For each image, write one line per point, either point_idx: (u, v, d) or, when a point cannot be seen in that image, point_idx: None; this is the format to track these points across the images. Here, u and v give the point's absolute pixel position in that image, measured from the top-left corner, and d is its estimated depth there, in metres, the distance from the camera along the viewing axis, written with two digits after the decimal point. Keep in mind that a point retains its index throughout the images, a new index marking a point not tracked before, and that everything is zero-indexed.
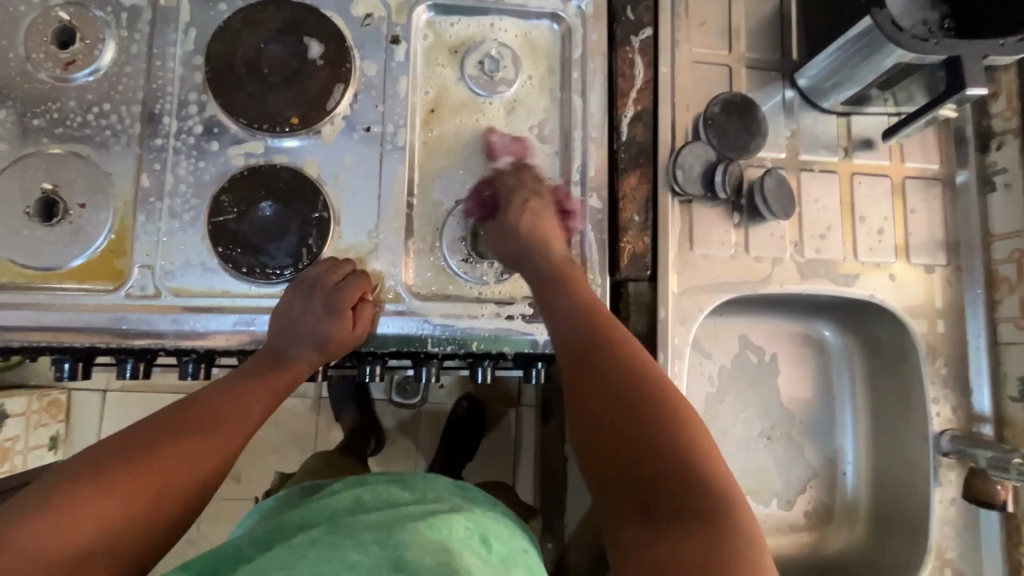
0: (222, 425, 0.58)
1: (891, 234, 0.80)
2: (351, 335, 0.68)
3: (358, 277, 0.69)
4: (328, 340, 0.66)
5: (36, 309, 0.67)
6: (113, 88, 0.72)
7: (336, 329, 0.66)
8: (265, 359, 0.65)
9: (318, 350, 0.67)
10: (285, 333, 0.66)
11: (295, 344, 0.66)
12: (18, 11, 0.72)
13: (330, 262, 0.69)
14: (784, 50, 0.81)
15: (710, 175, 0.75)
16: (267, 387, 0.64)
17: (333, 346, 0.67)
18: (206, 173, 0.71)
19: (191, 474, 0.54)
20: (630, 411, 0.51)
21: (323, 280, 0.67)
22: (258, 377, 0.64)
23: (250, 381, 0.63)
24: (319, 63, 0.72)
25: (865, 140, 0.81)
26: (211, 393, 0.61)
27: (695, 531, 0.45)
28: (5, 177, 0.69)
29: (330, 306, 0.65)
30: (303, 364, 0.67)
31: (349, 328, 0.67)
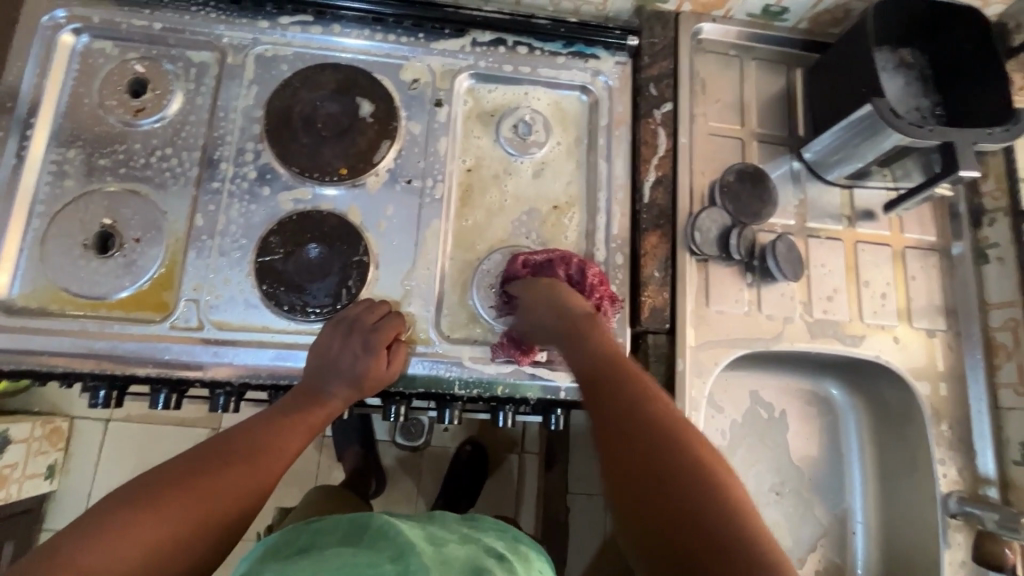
0: (264, 458, 0.61)
1: (893, 298, 0.85)
2: (384, 373, 0.71)
3: (393, 318, 0.72)
4: (365, 378, 0.69)
5: (84, 336, 0.70)
6: (176, 134, 0.78)
7: (373, 368, 0.69)
8: (304, 395, 0.68)
9: (353, 387, 0.69)
10: (324, 370, 0.69)
11: (333, 383, 0.69)
12: (97, 62, 0.79)
13: (367, 303, 0.73)
14: (792, 127, 0.89)
15: (725, 238, 0.80)
16: (305, 422, 0.66)
17: (369, 384, 0.70)
18: (256, 215, 0.76)
19: (232, 504, 0.56)
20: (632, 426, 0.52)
21: (362, 320, 0.71)
22: (295, 412, 0.66)
23: (288, 417, 0.66)
24: (369, 121, 0.79)
25: (868, 211, 0.87)
26: (252, 426, 0.64)
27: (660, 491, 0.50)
28: (68, 211, 0.74)
29: (368, 346, 0.69)
30: (337, 401, 0.69)
31: (384, 367, 0.71)
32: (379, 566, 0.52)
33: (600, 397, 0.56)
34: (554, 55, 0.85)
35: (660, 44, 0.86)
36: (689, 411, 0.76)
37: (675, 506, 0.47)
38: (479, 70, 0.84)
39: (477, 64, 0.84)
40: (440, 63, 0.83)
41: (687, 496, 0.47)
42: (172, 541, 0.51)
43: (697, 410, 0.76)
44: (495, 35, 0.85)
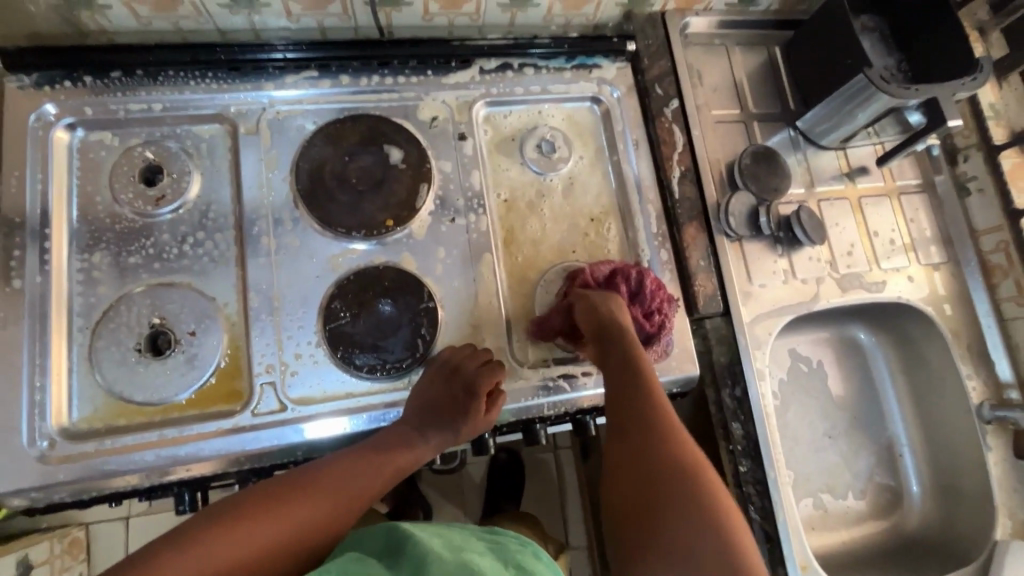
0: (337, 498, 0.61)
1: (899, 241, 0.93)
2: (482, 419, 0.71)
3: (495, 366, 0.73)
4: (464, 423, 0.71)
5: (164, 444, 0.67)
6: (205, 216, 0.75)
7: (475, 414, 0.71)
8: (402, 439, 0.68)
9: (450, 435, 0.70)
10: (425, 418, 0.70)
11: (431, 430, 0.69)
12: (99, 156, 0.74)
13: (472, 349, 0.74)
14: (783, 102, 0.96)
15: (754, 217, 0.85)
16: (390, 463, 0.66)
17: (466, 432, 0.71)
18: (310, 284, 0.74)
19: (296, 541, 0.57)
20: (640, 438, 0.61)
21: (466, 366, 0.72)
22: (385, 452, 0.67)
23: (375, 455, 0.66)
24: (401, 166, 0.78)
25: (863, 167, 0.95)
26: (345, 461, 0.64)
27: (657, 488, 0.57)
28: (111, 319, 0.70)
29: (471, 389, 0.70)
30: (431, 450, 0.69)
31: (483, 414, 0.71)
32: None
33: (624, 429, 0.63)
34: (559, 71, 0.88)
35: (655, 45, 0.90)
36: (758, 383, 0.81)
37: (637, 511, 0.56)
38: (492, 97, 0.85)
39: (489, 91, 0.85)
40: (454, 97, 0.84)
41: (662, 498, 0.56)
42: (234, 562, 0.52)
43: (764, 380, 0.82)
44: (500, 61, 0.86)
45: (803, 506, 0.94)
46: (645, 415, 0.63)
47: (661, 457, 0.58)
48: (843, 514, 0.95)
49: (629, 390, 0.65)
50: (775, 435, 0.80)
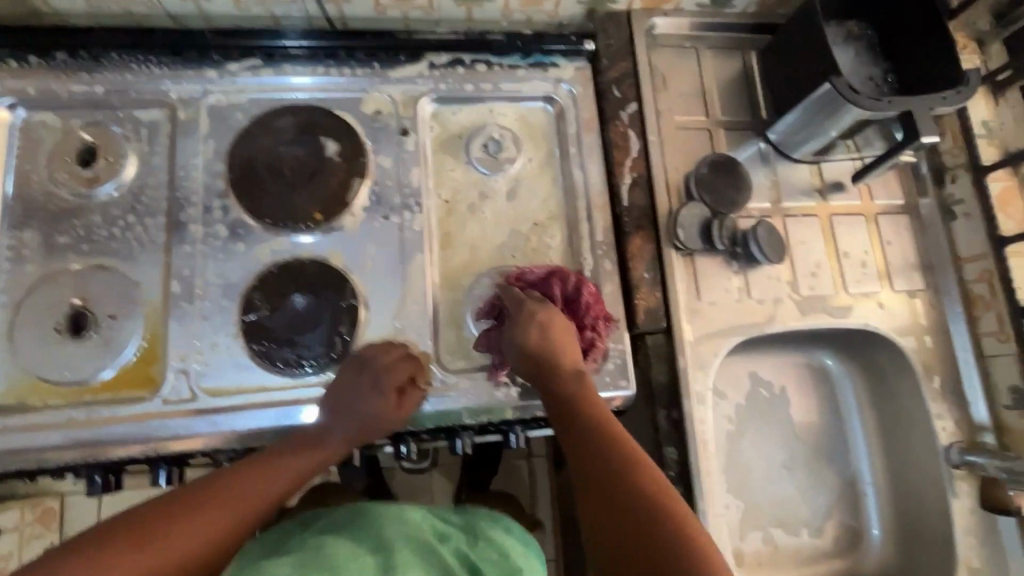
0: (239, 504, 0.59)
1: (871, 264, 0.87)
2: (391, 416, 0.68)
3: (408, 361, 0.71)
4: (371, 422, 0.67)
5: (71, 426, 0.67)
6: (137, 200, 0.75)
7: (382, 411, 0.68)
8: (304, 439, 0.66)
9: (356, 432, 0.67)
10: (332, 419, 0.67)
11: (338, 426, 0.67)
12: (40, 136, 0.75)
13: (384, 344, 0.71)
14: (754, 111, 0.90)
15: (707, 230, 0.80)
16: (293, 468, 0.63)
17: (379, 428, 0.68)
18: (233, 273, 0.73)
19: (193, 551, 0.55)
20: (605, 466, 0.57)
21: (373, 360, 0.69)
22: (290, 454, 0.64)
23: (281, 457, 0.63)
24: (337, 160, 0.77)
25: (837, 183, 0.90)
26: (253, 465, 0.62)
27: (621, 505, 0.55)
28: (34, 297, 0.70)
29: (377, 385, 0.68)
30: (340, 447, 0.67)
31: (394, 410, 0.69)
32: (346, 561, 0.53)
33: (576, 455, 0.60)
34: (513, 69, 0.85)
35: (617, 45, 0.86)
36: (696, 406, 0.77)
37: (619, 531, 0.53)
38: (440, 93, 0.82)
39: (437, 87, 0.83)
40: (400, 91, 0.82)
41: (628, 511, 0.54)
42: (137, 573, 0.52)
43: (704, 403, 0.77)
44: (451, 55, 0.83)
45: (752, 539, 0.89)
46: (604, 436, 0.60)
47: (627, 482, 0.55)
48: (796, 552, 0.89)
49: (581, 412, 0.62)
50: (711, 463, 0.75)
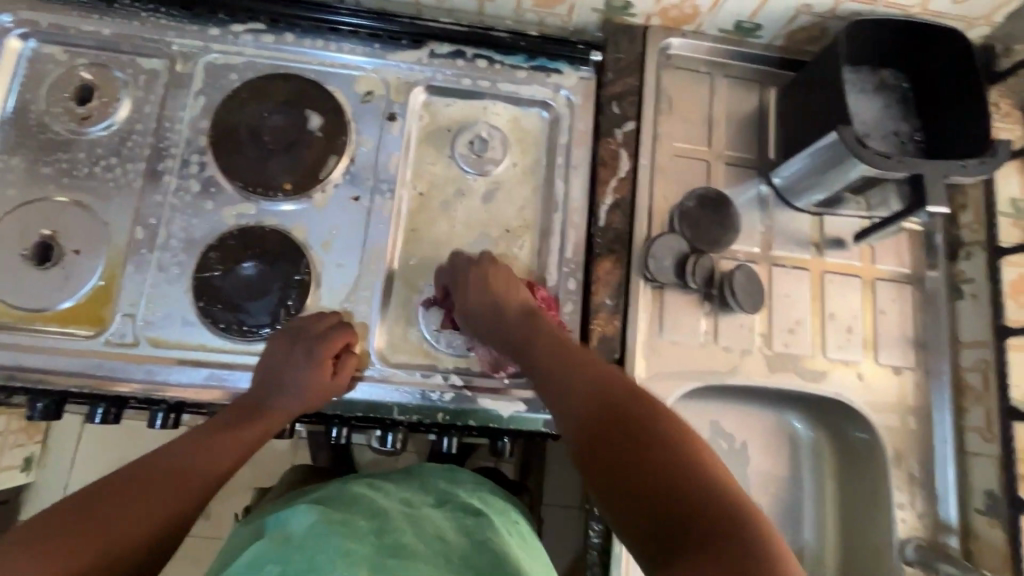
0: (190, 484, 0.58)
1: (858, 331, 0.81)
2: (329, 384, 0.69)
3: (342, 328, 0.71)
4: (311, 390, 0.68)
5: (19, 350, 0.70)
6: (122, 143, 0.77)
7: (315, 377, 0.68)
8: (243, 413, 0.66)
9: (298, 401, 0.68)
10: (267, 385, 0.68)
11: (277, 396, 0.68)
12: (45, 68, 0.78)
13: (314, 315, 0.72)
14: (762, 150, 0.85)
15: (682, 266, 0.76)
16: (234, 442, 0.63)
17: (313, 394, 0.68)
18: (196, 230, 0.74)
19: (149, 522, 0.53)
20: (650, 449, 0.46)
21: (306, 329, 0.70)
22: (228, 428, 0.64)
23: (222, 433, 0.63)
24: (318, 134, 0.77)
25: (838, 240, 0.84)
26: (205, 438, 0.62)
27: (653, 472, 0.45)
28: (9, 220, 0.73)
29: (311, 355, 0.68)
30: (280, 415, 0.67)
31: (329, 376, 0.69)
32: (352, 522, 0.57)
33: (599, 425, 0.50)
34: (514, 69, 0.83)
35: (626, 60, 0.83)
36: None
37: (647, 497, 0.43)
38: (435, 82, 0.81)
39: (433, 77, 0.81)
40: (396, 76, 0.81)
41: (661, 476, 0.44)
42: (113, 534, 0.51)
43: None
44: (453, 47, 0.82)
45: None
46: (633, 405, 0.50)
47: (665, 451, 0.46)
48: None
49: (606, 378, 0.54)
50: None
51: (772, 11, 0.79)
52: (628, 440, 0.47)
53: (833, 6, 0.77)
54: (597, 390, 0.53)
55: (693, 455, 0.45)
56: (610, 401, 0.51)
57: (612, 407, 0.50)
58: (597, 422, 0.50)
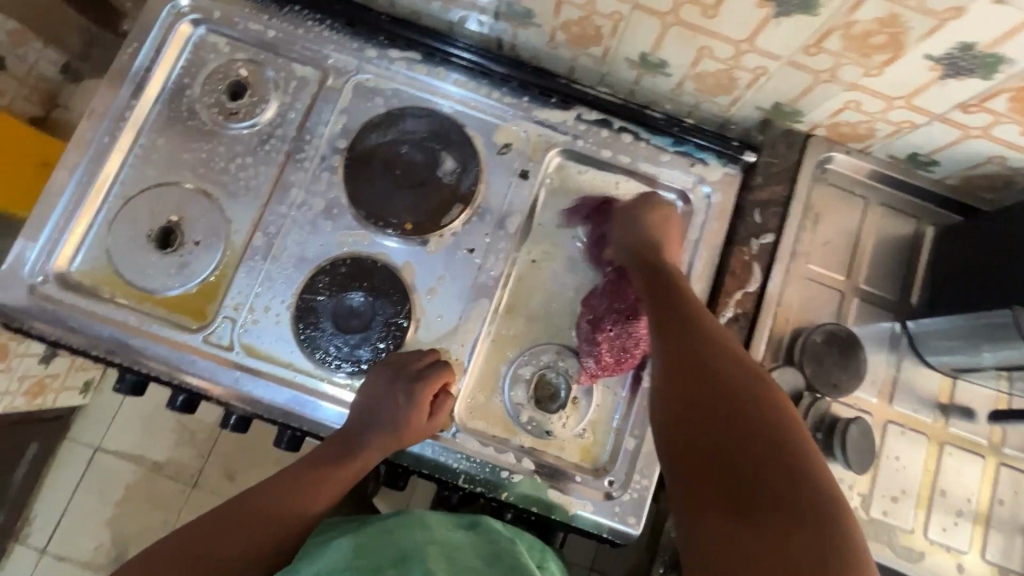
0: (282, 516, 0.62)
1: (969, 516, 0.73)
2: (426, 423, 0.68)
3: (442, 366, 0.69)
4: (406, 427, 0.67)
5: (123, 328, 0.71)
6: (260, 145, 0.77)
7: (412, 417, 0.67)
8: (342, 444, 0.67)
9: (391, 437, 0.67)
10: (364, 420, 0.67)
11: (371, 434, 0.67)
12: (207, 56, 0.79)
13: (417, 350, 0.71)
14: (904, 292, 0.78)
15: (792, 403, 0.71)
16: (335, 480, 0.65)
17: (408, 433, 0.67)
18: (311, 248, 0.74)
19: (252, 556, 0.60)
20: (741, 417, 0.48)
21: (406, 366, 0.69)
22: (329, 463, 0.66)
23: (319, 471, 0.65)
24: (448, 178, 0.76)
25: (967, 410, 0.76)
26: (293, 472, 0.65)
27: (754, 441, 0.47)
28: (142, 198, 0.75)
29: (409, 395, 0.66)
30: (374, 453, 0.67)
31: (425, 418, 0.68)
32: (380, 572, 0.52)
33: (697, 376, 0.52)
34: (659, 151, 0.79)
35: (778, 167, 0.78)
36: None
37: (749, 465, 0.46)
38: (575, 148, 0.78)
39: (575, 142, 0.78)
40: (537, 132, 0.79)
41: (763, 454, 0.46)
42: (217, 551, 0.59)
43: None
44: (602, 115, 0.79)
45: None
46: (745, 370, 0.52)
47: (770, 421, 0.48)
48: None
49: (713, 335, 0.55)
50: None
51: (958, 153, 0.71)
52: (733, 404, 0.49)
53: None
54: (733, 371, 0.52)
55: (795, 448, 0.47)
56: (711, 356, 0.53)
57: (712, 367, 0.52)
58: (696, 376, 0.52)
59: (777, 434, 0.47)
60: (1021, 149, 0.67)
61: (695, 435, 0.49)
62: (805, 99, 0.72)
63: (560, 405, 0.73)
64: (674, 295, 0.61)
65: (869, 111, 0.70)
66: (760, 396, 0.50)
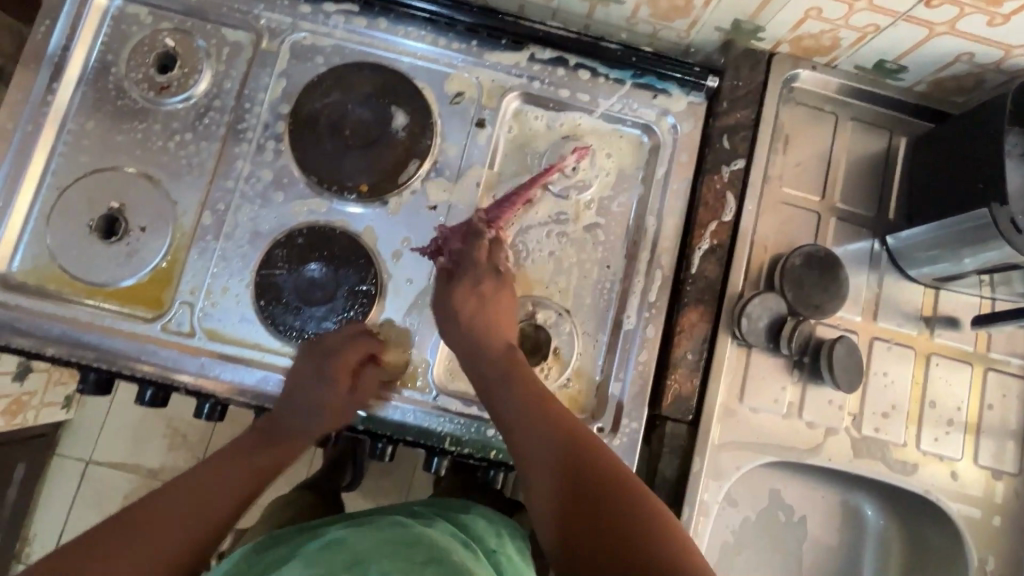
0: (202, 508, 0.58)
1: (960, 423, 0.73)
2: (356, 401, 0.67)
3: (365, 338, 0.66)
4: (332, 408, 0.66)
5: (76, 324, 0.68)
6: (198, 118, 0.73)
7: (335, 394, 0.65)
8: (269, 430, 0.65)
9: (321, 420, 0.66)
10: (285, 404, 0.65)
11: (302, 418, 0.65)
12: (129, 29, 0.74)
13: (352, 326, 0.67)
14: (881, 207, 0.76)
15: (776, 330, 0.70)
16: (263, 467, 0.64)
17: (337, 413, 0.66)
18: (266, 222, 0.70)
19: (184, 549, 0.56)
20: (597, 517, 0.52)
21: (333, 343, 0.66)
22: (254, 452, 0.64)
23: (245, 459, 0.63)
24: (402, 134, 0.72)
25: (952, 320, 0.75)
26: (214, 463, 0.62)
27: (609, 527, 0.50)
28: (79, 188, 0.71)
29: (336, 377, 0.65)
30: (302, 438, 0.66)
31: (353, 396, 0.66)
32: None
33: (569, 515, 0.53)
34: (619, 84, 0.75)
35: (744, 89, 0.75)
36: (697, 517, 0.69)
37: (616, 542, 0.50)
38: (531, 91, 0.75)
39: (530, 84, 0.75)
40: (490, 78, 0.75)
41: (623, 530, 0.50)
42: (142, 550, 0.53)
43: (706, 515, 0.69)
44: (556, 53, 0.75)
45: None
46: (603, 482, 0.54)
47: (618, 488, 0.53)
48: None
49: (587, 470, 0.55)
50: None
51: (925, 54, 0.69)
52: (591, 485, 0.54)
53: (1001, 58, 0.67)
54: (586, 472, 0.55)
55: (641, 512, 0.51)
56: (582, 472, 0.55)
57: (573, 481, 0.54)
58: (570, 502, 0.53)
59: (624, 519, 0.51)
60: (989, 42, 0.64)
61: (574, 511, 0.53)
62: (764, 12, 0.68)
63: (541, 357, 0.71)
64: (523, 388, 0.61)
65: (831, 18, 0.67)
66: (619, 484, 0.54)
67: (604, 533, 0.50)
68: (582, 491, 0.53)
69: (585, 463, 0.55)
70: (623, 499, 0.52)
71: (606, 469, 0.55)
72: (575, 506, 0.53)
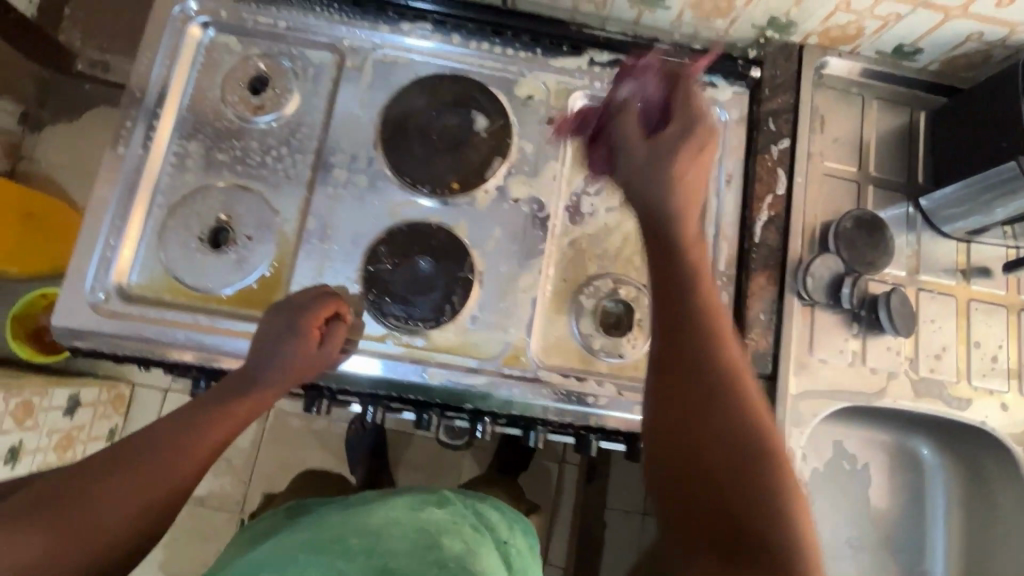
0: (151, 490, 0.55)
1: (1004, 359, 0.81)
2: (318, 353, 0.69)
3: (329, 298, 0.70)
4: (296, 363, 0.67)
5: (196, 330, 0.72)
6: (292, 134, 0.79)
7: (301, 351, 0.67)
8: (231, 386, 0.65)
9: (280, 373, 0.66)
10: (259, 360, 0.67)
11: (262, 371, 0.66)
12: (220, 57, 0.80)
13: (318, 291, 0.71)
14: (911, 173, 0.85)
15: (836, 286, 0.77)
16: (224, 418, 0.63)
17: (300, 367, 0.67)
18: (366, 223, 0.76)
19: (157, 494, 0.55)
20: (722, 446, 0.43)
21: (296, 303, 0.68)
22: (214, 405, 0.63)
23: (209, 408, 0.62)
24: (483, 135, 0.79)
25: (984, 268, 0.84)
26: (181, 412, 0.61)
27: (739, 475, 0.42)
28: (187, 203, 0.75)
29: (295, 329, 0.67)
30: (265, 391, 0.66)
31: (316, 347, 0.68)
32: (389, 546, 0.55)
33: (699, 417, 0.44)
34: None
35: (782, 77, 0.84)
36: None
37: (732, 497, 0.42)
38: (594, 90, 0.82)
39: (592, 84, 0.82)
40: (556, 81, 0.82)
41: (725, 473, 0.42)
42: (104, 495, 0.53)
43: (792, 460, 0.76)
44: (613, 56, 0.83)
45: None
46: (751, 412, 0.45)
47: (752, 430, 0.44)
48: None
49: (717, 371, 0.46)
50: None
51: (941, 36, 0.78)
52: (700, 409, 0.44)
53: (1006, 36, 0.77)
54: (742, 406, 0.45)
55: (766, 458, 0.43)
56: (716, 379, 0.45)
57: (695, 386, 0.45)
58: (698, 421, 0.44)
59: (767, 473, 0.42)
60: (997, 22, 0.74)
61: (695, 445, 0.43)
62: (798, 8, 0.77)
63: (627, 329, 0.77)
64: (691, 284, 0.49)
65: (858, 9, 0.76)
66: (722, 403, 0.45)
67: (716, 470, 0.42)
68: (721, 417, 0.44)
69: (719, 380, 0.45)
70: (750, 457, 0.43)
71: (747, 397, 0.45)
72: (700, 431, 0.44)
